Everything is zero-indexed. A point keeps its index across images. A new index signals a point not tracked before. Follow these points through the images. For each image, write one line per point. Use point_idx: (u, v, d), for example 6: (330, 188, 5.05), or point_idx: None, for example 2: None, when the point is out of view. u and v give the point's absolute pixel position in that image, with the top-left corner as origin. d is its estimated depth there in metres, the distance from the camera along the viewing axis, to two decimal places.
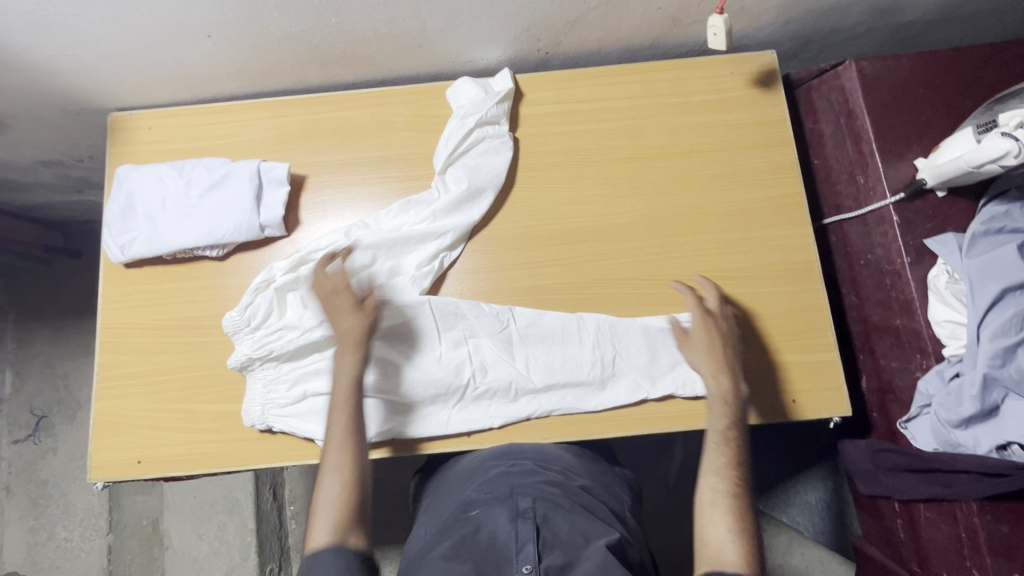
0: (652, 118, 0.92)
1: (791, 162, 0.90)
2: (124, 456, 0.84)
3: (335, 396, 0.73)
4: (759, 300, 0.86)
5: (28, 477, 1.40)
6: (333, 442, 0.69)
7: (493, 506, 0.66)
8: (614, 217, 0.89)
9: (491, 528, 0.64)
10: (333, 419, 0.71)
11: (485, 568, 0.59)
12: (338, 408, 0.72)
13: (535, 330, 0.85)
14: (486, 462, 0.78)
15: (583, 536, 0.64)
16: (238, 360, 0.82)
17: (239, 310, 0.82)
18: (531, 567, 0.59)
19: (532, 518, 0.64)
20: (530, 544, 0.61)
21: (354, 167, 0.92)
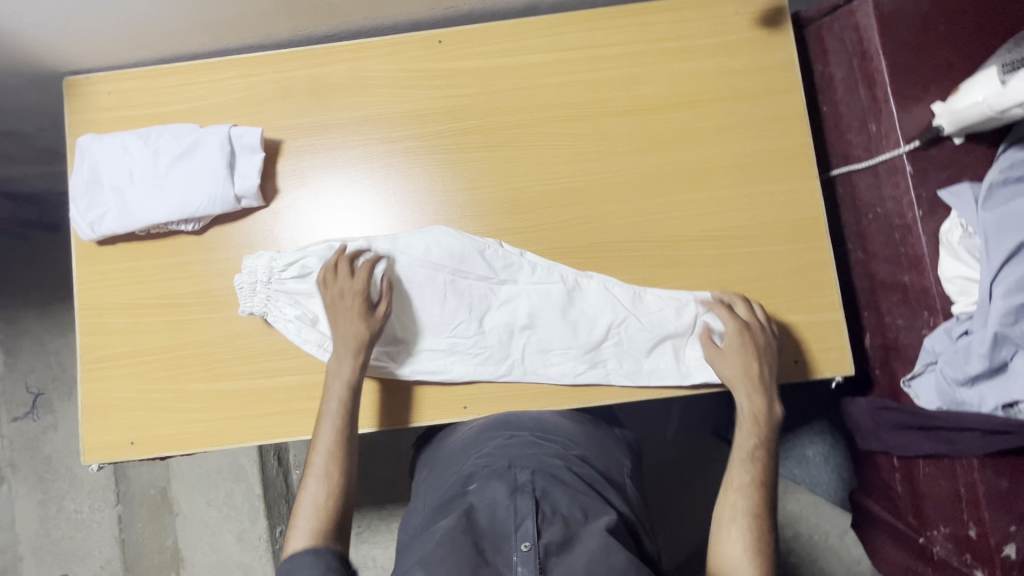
0: (650, 65, 0.85)
1: (798, 110, 0.84)
2: (116, 437, 0.83)
3: (314, 461, 0.72)
4: (760, 260, 0.83)
5: (31, 453, 1.40)
6: (303, 512, 0.69)
7: (492, 481, 0.65)
8: (610, 175, 0.84)
9: (491, 503, 0.62)
10: (308, 484, 0.71)
11: (484, 544, 0.59)
12: (317, 470, 0.71)
13: (552, 290, 0.82)
14: (484, 433, 0.76)
15: (582, 511, 0.63)
16: (250, 307, 0.81)
17: (264, 259, 0.81)
18: (530, 543, 0.58)
19: (531, 492, 0.63)
20: (529, 520, 0.59)
21: (333, 129, 0.86)
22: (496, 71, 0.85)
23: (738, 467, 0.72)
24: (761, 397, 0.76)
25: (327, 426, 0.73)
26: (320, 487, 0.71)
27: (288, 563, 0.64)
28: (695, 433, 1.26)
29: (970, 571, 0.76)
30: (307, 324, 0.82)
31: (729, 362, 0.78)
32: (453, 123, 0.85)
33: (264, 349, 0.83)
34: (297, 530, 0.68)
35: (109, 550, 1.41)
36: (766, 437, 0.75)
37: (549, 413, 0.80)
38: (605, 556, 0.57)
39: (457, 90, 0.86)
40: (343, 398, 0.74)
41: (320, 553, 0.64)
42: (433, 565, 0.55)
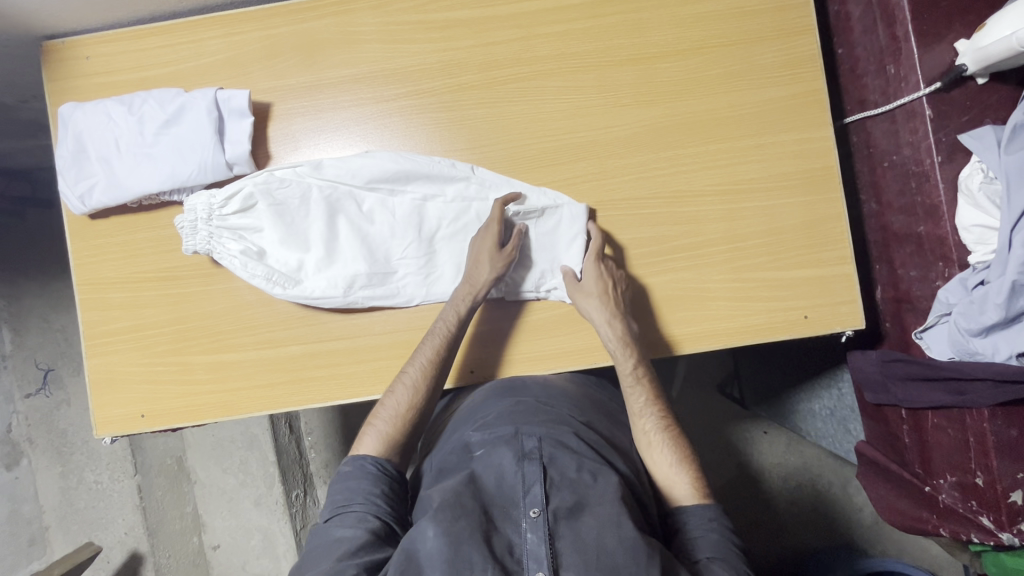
0: (655, 10, 0.80)
1: (812, 54, 0.80)
2: (127, 411, 0.83)
3: (409, 372, 0.76)
4: (770, 215, 0.80)
5: (47, 428, 1.43)
6: (382, 418, 0.74)
7: (498, 447, 0.65)
8: (614, 129, 0.81)
9: (498, 467, 0.63)
10: (394, 390, 0.76)
11: (492, 510, 0.59)
12: (409, 378, 0.76)
13: (476, 202, 0.82)
14: (489, 398, 0.76)
15: (592, 474, 0.63)
16: (193, 246, 0.78)
17: (203, 195, 0.79)
18: (539, 511, 0.58)
19: (538, 458, 0.63)
20: (537, 487, 0.60)
21: (323, 89, 0.82)
22: (490, 20, 0.81)
23: (634, 395, 0.76)
24: (620, 325, 0.76)
25: (415, 369, 0.76)
26: (406, 395, 0.75)
27: (357, 461, 0.71)
28: (699, 389, 1.32)
29: (975, 517, 0.77)
30: (252, 258, 0.80)
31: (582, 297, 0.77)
32: (448, 79, 0.81)
33: (267, 319, 0.82)
34: (371, 430, 0.74)
35: (131, 518, 1.45)
36: (629, 356, 0.76)
37: (552, 377, 0.81)
38: (616, 524, 0.57)
39: (451, 43, 0.81)
40: (440, 339, 0.76)
41: (382, 475, 0.70)
42: (443, 526, 0.56)
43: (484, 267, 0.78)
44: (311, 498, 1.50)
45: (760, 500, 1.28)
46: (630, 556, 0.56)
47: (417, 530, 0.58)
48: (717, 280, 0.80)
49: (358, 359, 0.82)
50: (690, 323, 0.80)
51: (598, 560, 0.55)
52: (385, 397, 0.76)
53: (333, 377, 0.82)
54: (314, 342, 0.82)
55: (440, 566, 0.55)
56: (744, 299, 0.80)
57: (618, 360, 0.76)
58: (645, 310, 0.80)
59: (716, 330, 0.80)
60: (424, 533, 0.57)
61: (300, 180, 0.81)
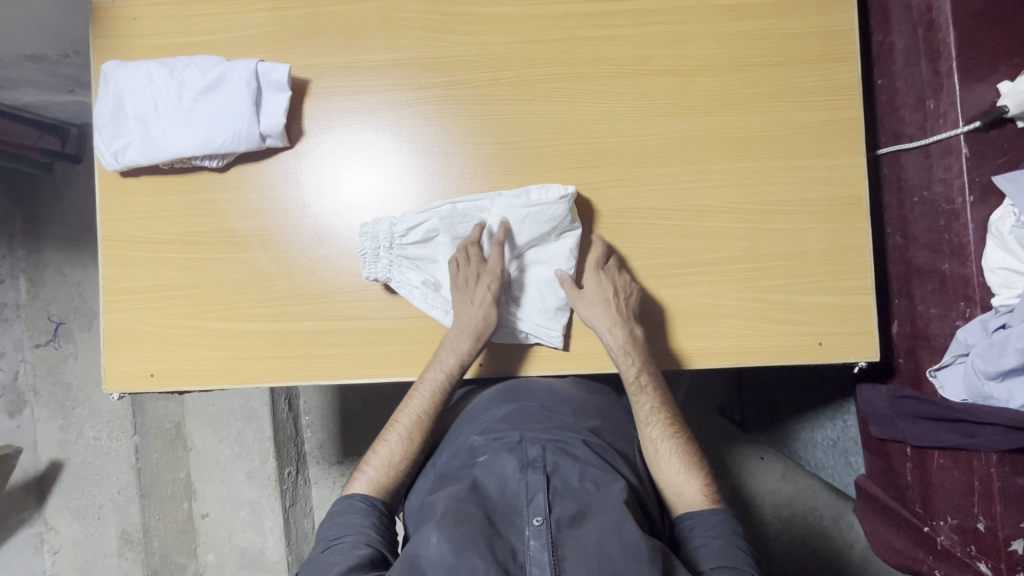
0: (698, 23, 0.81)
1: (852, 82, 0.80)
2: (137, 368, 0.84)
3: (404, 420, 0.77)
4: (797, 238, 0.80)
5: (53, 379, 1.44)
6: (374, 462, 0.74)
7: (501, 454, 0.65)
8: (646, 137, 0.81)
9: (501, 476, 0.63)
10: (388, 437, 0.76)
11: (496, 516, 0.60)
12: (400, 428, 0.76)
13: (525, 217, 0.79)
14: (493, 402, 0.78)
15: (594, 483, 0.63)
16: (374, 273, 0.80)
17: (383, 223, 0.81)
18: (542, 519, 0.59)
19: (543, 468, 0.63)
20: (540, 495, 0.61)
21: (363, 72, 0.83)
22: (534, 19, 0.81)
23: (638, 402, 0.76)
24: (621, 329, 0.76)
25: (411, 411, 0.77)
26: (398, 449, 0.75)
27: (346, 501, 0.71)
28: (699, 408, 1.31)
29: (972, 563, 0.76)
30: (431, 290, 0.81)
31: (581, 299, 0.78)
32: (486, 73, 0.82)
33: (283, 292, 0.83)
34: (360, 476, 0.74)
35: (124, 478, 1.46)
36: (633, 361, 0.76)
37: (561, 384, 0.83)
38: (618, 531, 0.57)
39: (493, 37, 0.82)
40: (461, 355, 0.77)
41: (376, 511, 0.71)
42: (445, 533, 0.56)
43: (489, 286, 0.78)
44: (302, 477, 1.50)
45: (750, 527, 1.27)
46: (631, 563, 0.55)
47: (419, 538, 0.58)
48: (735, 297, 0.79)
49: (370, 341, 0.82)
50: (704, 340, 0.80)
51: (600, 566, 0.56)
52: (377, 442, 0.76)
53: (344, 356, 0.82)
54: (329, 320, 0.83)
55: (442, 573, 0.55)
56: (760, 320, 0.79)
57: (623, 365, 0.76)
58: (705, 338, 0.79)
59: (730, 349, 0.79)
60: (426, 541, 0.57)
61: (480, 214, 0.81)
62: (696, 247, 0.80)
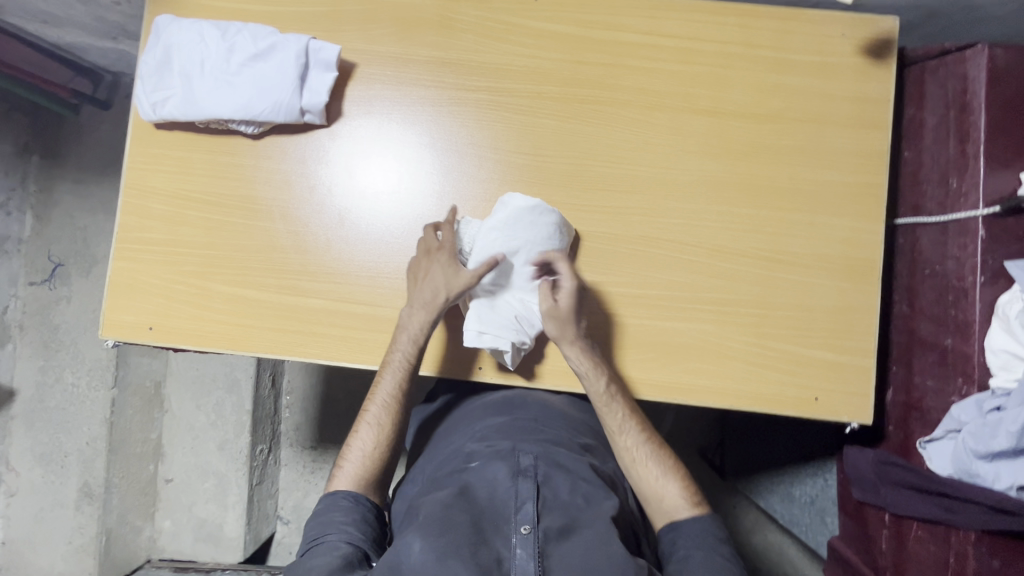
0: (740, 70, 0.83)
1: (880, 149, 0.82)
2: (136, 320, 0.83)
3: (370, 410, 0.78)
4: (807, 292, 0.81)
5: (41, 319, 1.42)
6: (353, 455, 0.76)
7: (493, 462, 0.65)
8: (675, 171, 0.82)
9: (492, 484, 0.63)
10: (361, 431, 0.77)
11: (483, 523, 0.59)
12: (371, 418, 0.77)
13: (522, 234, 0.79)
14: (487, 413, 0.80)
15: (584, 497, 0.63)
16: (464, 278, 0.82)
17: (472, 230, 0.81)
18: (530, 528, 0.58)
19: (533, 476, 0.63)
20: (529, 504, 0.60)
21: (410, 65, 0.84)
22: (584, 41, 0.83)
23: (610, 413, 0.76)
24: (580, 346, 0.76)
25: (378, 403, 0.78)
26: (370, 437, 0.76)
27: (330, 499, 0.72)
28: (679, 448, 1.31)
29: None
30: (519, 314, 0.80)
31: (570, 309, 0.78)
32: (530, 85, 0.84)
33: (296, 267, 0.83)
34: (343, 473, 0.75)
35: (95, 430, 1.43)
36: (600, 376, 0.76)
37: (555, 400, 0.85)
38: (604, 545, 0.57)
39: (542, 53, 0.83)
40: (412, 350, 0.77)
41: (359, 502, 0.71)
42: (429, 541, 0.56)
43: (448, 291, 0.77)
44: (273, 457, 1.50)
45: None
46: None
47: (403, 542, 0.57)
48: (739, 340, 0.80)
49: (374, 328, 0.83)
50: (702, 377, 0.80)
51: None
52: (353, 435, 0.77)
53: (345, 339, 0.82)
54: (336, 300, 0.83)
55: None
56: (761, 366, 0.80)
57: (590, 389, 0.76)
58: (704, 375, 0.80)
59: (728, 391, 0.80)
60: (410, 547, 0.56)
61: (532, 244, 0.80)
62: (708, 286, 0.81)
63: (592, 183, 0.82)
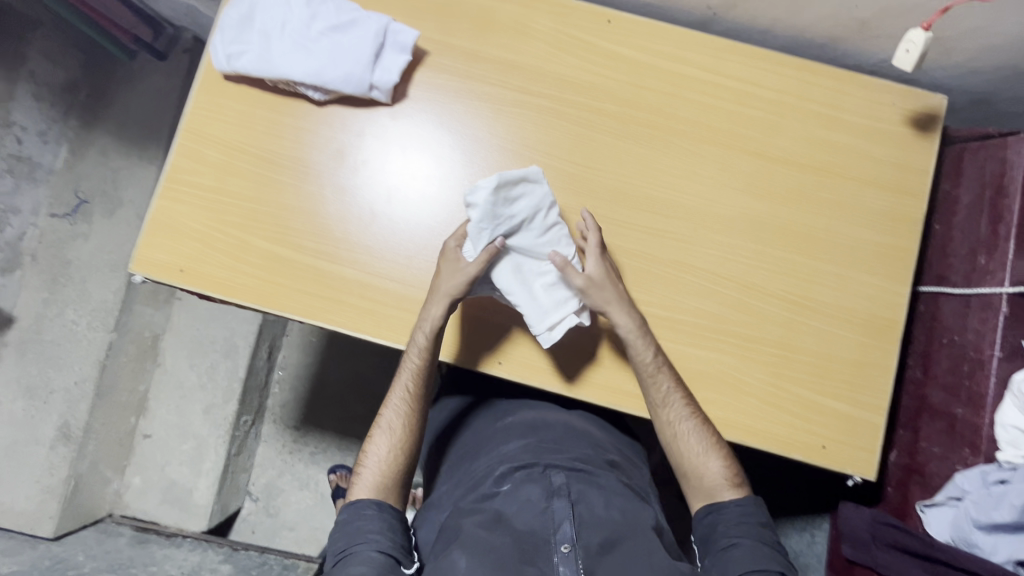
0: (793, 120, 0.86)
1: (916, 217, 0.85)
2: (169, 261, 0.83)
3: (386, 415, 0.82)
4: (828, 341, 0.82)
5: (54, 253, 1.39)
6: (371, 462, 0.79)
7: (526, 484, 0.71)
8: (717, 205, 0.85)
9: (527, 505, 0.68)
10: (376, 438, 0.80)
11: (525, 542, 0.64)
12: (386, 424, 0.81)
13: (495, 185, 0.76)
14: (512, 434, 0.82)
15: (618, 511, 0.69)
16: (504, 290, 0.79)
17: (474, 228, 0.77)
18: (570, 545, 0.63)
19: (566, 496, 0.69)
20: (567, 523, 0.65)
21: (479, 62, 0.87)
22: (648, 68, 0.87)
23: (655, 385, 0.78)
24: (627, 310, 0.78)
25: (392, 409, 0.81)
26: (385, 442, 0.80)
27: (351, 509, 0.75)
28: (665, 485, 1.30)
29: None
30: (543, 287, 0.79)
31: (595, 294, 0.78)
32: (591, 100, 0.86)
33: (336, 234, 0.84)
34: (360, 481, 0.78)
35: (87, 371, 1.40)
36: (647, 349, 0.78)
37: (575, 420, 0.86)
38: (645, 556, 0.63)
39: (607, 72, 0.87)
40: (422, 353, 0.79)
41: (381, 507, 0.75)
42: (475, 561, 0.61)
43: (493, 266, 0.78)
44: (255, 431, 1.52)
45: None
46: None
47: (448, 561, 0.62)
48: (757, 377, 0.82)
49: (402, 307, 0.83)
50: (716, 408, 0.81)
51: None
52: (368, 445, 0.80)
53: (372, 313, 0.83)
54: (370, 273, 0.84)
55: None
56: (774, 406, 0.81)
57: (638, 355, 0.78)
58: (718, 405, 0.81)
59: (739, 425, 0.81)
60: (459, 565, 0.62)
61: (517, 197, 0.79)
62: (734, 319, 0.83)
63: (636, 202, 0.84)
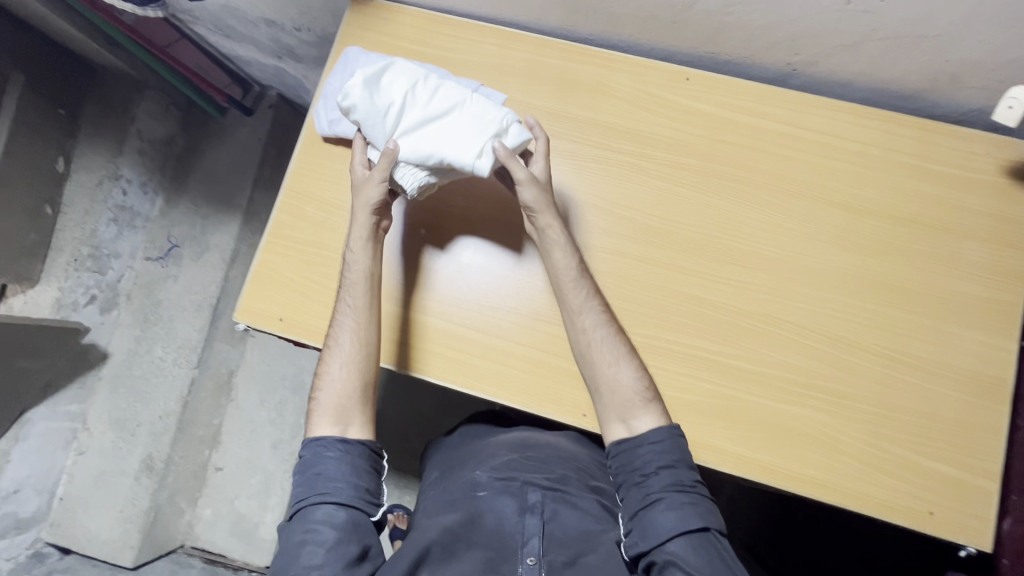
0: (879, 172, 0.85)
1: (1018, 269, 0.82)
2: (270, 310, 0.88)
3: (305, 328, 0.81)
4: (929, 399, 0.79)
5: (147, 293, 1.51)
6: (326, 388, 0.81)
7: (501, 496, 0.76)
8: (803, 257, 0.84)
9: (499, 514, 0.73)
10: (328, 360, 0.82)
11: (493, 551, 0.69)
12: (342, 341, 0.82)
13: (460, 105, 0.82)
14: (504, 448, 0.86)
15: (585, 530, 0.74)
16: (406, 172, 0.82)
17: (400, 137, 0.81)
18: (535, 559, 0.68)
19: (539, 512, 0.73)
20: (535, 539, 0.70)
21: (560, 120, 0.91)
22: (728, 123, 0.88)
23: (575, 291, 0.81)
24: (559, 231, 0.82)
25: (346, 330, 0.82)
26: (336, 362, 0.81)
27: (315, 446, 0.79)
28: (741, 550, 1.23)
29: None
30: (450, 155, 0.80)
31: (531, 190, 0.80)
32: (671, 155, 0.88)
33: (424, 285, 0.88)
34: (320, 406, 0.81)
35: (170, 406, 1.49)
36: (569, 259, 0.81)
37: (559, 437, 0.91)
38: None
39: (687, 128, 0.89)
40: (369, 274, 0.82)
41: (348, 447, 0.79)
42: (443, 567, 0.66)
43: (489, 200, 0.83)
44: None
45: None
46: None
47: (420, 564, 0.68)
48: (855, 437, 0.78)
49: (487, 357, 0.85)
50: (810, 467, 0.78)
51: None
52: (320, 374, 0.82)
53: (457, 361, 0.85)
54: (455, 322, 0.87)
55: None
56: (874, 467, 0.77)
57: (582, 281, 0.81)
58: (812, 464, 0.78)
59: (837, 487, 0.77)
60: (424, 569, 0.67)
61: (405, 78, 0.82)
62: (826, 374, 0.80)
63: (719, 254, 0.85)
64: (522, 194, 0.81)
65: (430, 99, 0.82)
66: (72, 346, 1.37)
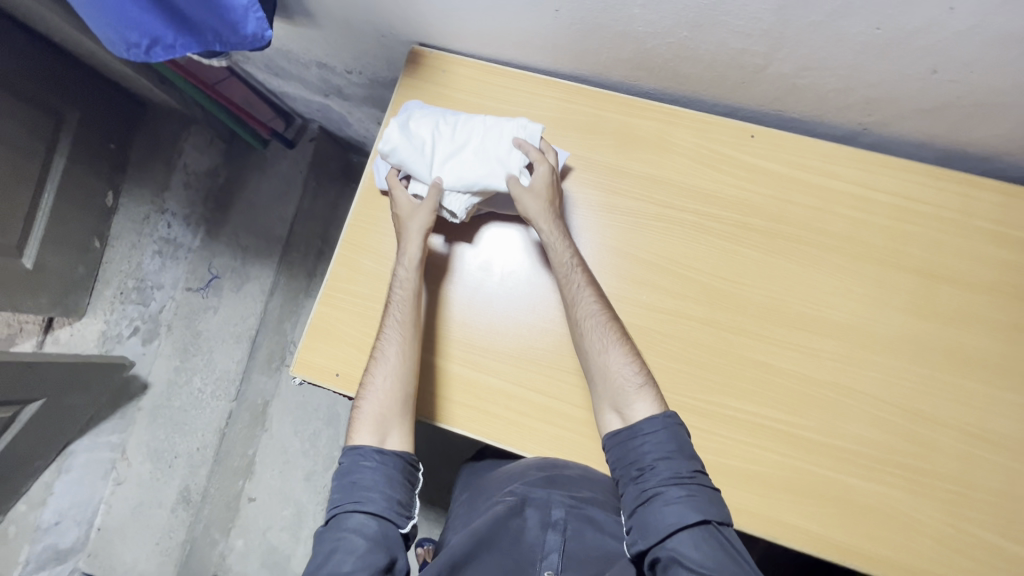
0: (955, 236, 0.83)
1: None
2: (327, 365, 0.88)
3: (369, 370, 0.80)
4: (1012, 477, 0.76)
5: (187, 324, 1.51)
6: (366, 396, 0.79)
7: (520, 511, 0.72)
8: (876, 325, 0.81)
9: (518, 530, 0.70)
10: (375, 370, 0.80)
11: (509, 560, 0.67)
12: (387, 355, 0.80)
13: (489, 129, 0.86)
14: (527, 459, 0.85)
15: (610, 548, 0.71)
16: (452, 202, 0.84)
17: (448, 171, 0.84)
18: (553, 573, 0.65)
19: (560, 531, 0.70)
20: (554, 554, 0.67)
21: (622, 176, 0.89)
22: (796, 183, 0.86)
23: (568, 281, 0.82)
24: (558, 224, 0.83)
25: (392, 343, 0.81)
26: (382, 373, 0.80)
27: (355, 454, 0.76)
28: None
29: None
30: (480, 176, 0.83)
31: (529, 200, 0.81)
32: (736, 215, 0.86)
33: (482, 342, 0.87)
34: (361, 414, 0.78)
35: (207, 438, 1.50)
36: (562, 247, 0.83)
37: None
38: None
39: (752, 187, 0.87)
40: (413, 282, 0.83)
41: (383, 457, 0.75)
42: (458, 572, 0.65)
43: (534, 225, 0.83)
44: None
45: None
46: None
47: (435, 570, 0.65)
48: (933, 516, 0.75)
49: (546, 419, 0.84)
50: (887, 546, 0.75)
51: None
52: (365, 386, 0.80)
53: (516, 422, 0.84)
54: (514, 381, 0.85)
55: None
56: (954, 549, 0.74)
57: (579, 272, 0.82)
58: (888, 543, 0.75)
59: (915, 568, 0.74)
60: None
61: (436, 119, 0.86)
62: (902, 449, 0.78)
63: (787, 320, 0.83)
64: (523, 204, 0.82)
65: (453, 132, 0.85)
66: (115, 380, 1.38)
